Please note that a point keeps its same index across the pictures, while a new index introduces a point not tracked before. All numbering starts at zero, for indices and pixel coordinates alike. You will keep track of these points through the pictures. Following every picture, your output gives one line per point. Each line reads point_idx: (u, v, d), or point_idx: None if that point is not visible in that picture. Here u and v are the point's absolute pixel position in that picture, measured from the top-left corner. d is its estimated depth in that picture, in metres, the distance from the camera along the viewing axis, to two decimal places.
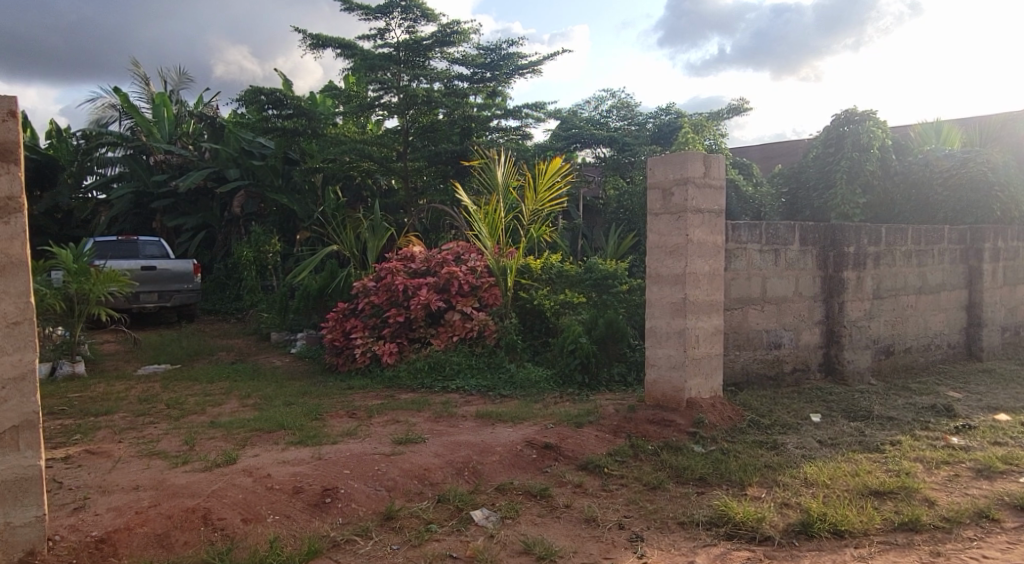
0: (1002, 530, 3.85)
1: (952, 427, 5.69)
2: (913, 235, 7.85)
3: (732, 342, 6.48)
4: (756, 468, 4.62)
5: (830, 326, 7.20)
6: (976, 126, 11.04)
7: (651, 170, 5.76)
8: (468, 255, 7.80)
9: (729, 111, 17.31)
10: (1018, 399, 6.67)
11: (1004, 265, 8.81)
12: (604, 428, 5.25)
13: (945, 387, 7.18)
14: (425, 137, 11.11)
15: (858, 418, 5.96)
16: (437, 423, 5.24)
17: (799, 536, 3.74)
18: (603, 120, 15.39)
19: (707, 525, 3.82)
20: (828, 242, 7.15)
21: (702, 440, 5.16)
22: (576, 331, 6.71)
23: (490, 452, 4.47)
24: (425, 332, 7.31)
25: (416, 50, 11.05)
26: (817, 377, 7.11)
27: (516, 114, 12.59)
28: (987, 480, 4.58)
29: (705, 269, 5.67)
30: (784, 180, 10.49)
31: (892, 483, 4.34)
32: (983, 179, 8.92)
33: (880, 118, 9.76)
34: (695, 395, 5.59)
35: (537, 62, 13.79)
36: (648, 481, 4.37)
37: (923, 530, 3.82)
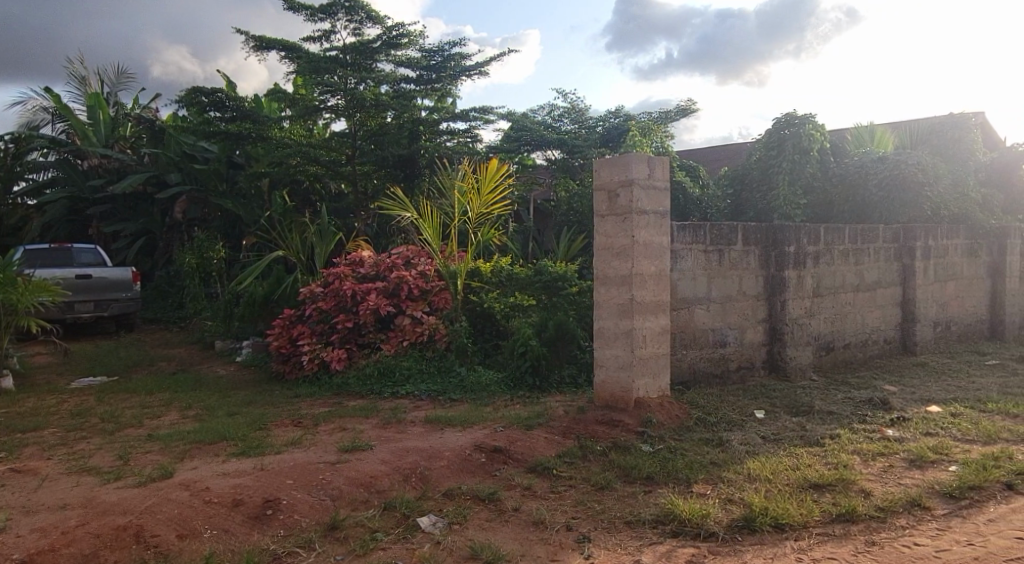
0: (932, 517, 4.01)
1: (888, 419, 5.91)
2: (850, 235, 8.12)
3: (679, 342, 6.60)
4: (701, 466, 4.71)
5: (773, 323, 7.38)
6: (906, 128, 11.51)
7: (596, 172, 5.83)
8: (418, 258, 7.75)
9: (678, 113, 17.66)
10: (950, 391, 6.95)
11: (934, 263, 9.20)
12: (554, 429, 5.28)
13: (882, 381, 7.44)
14: (374, 140, 11.01)
15: (800, 413, 6.13)
16: (385, 430, 5.19)
17: (742, 530, 3.82)
18: (554, 124, 15.56)
19: (653, 523, 3.88)
20: (770, 242, 7.35)
21: (650, 439, 5.23)
22: (526, 334, 6.74)
23: (438, 458, 4.45)
24: (374, 337, 7.22)
25: (364, 52, 11.03)
26: (761, 374, 7.30)
27: (465, 116, 12.59)
28: (919, 469, 4.76)
29: (651, 269, 5.75)
30: (729, 181, 10.52)
31: (831, 475, 4.48)
32: (913, 180, 9.31)
33: (818, 121, 9.99)
34: (643, 395, 5.68)
35: (485, 63, 13.82)
36: (597, 481, 4.41)
37: (859, 520, 3.95)
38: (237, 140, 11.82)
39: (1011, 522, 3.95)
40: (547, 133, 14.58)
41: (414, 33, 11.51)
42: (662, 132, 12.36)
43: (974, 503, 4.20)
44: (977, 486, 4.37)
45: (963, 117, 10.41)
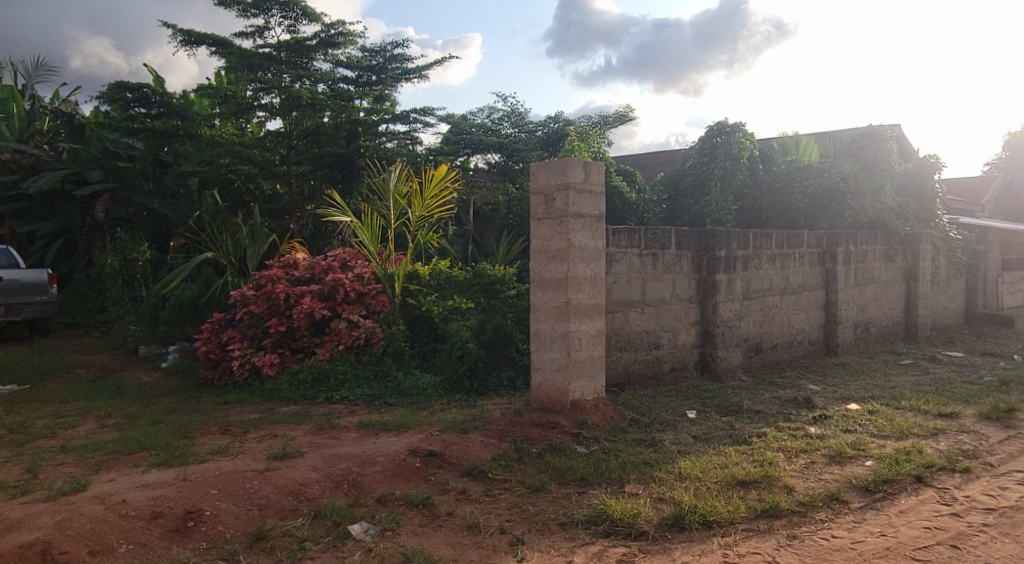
0: (849, 511, 4.19)
1: (811, 417, 6.14)
2: (777, 240, 8.40)
3: (614, 344, 6.71)
4: (634, 466, 4.79)
5: (704, 326, 7.57)
6: (830, 138, 11.99)
7: (533, 176, 5.88)
8: (355, 261, 7.62)
9: (616, 119, 17.94)
10: (868, 389, 7.28)
11: (855, 267, 9.63)
12: (490, 432, 5.28)
13: (806, 381, 7.72)
14: (309, 139, 10.79)
15: (729, 413, 6.30)
16: (317, 436, 5.09)
17: (672, 528, 3.91)
18: (494, 127, 15.59)
19: (586, 524, 3.92)
20: (702, 246, 7.53)
21: (585, 441, 5.29)
22: (464, 337, 6.73)
23: (370, 464, 4.40)
24: (308, 342, 7.08)
25: (299, 50, 10.79)
26: (693, 375, 7.48)
27: (404, 118, 12.48)
28: (839, 465, 4.96)
29: (587, 273, 5.82)
30: (665, 187, 10.67)
31: (756, 472, 4.63)
32: (836, 188, 9.72)
33: (747, 130, 10.28)
34: (579, 397, 5.74)
35: (423, 65, 13.75)
36: (532, 484, 4.44)
37: (782, 515, 4.09)
38: (164, 137, 11.41)
39: (920, 513, 4.16)
40: (486, 136, 14.61)
41: (351, 33, 11.36)
42: (600, 138, 12.51)
43: (887, 496, 4.40)
44: (891, 479, 4.59)
45: (882, 127, 10.91)
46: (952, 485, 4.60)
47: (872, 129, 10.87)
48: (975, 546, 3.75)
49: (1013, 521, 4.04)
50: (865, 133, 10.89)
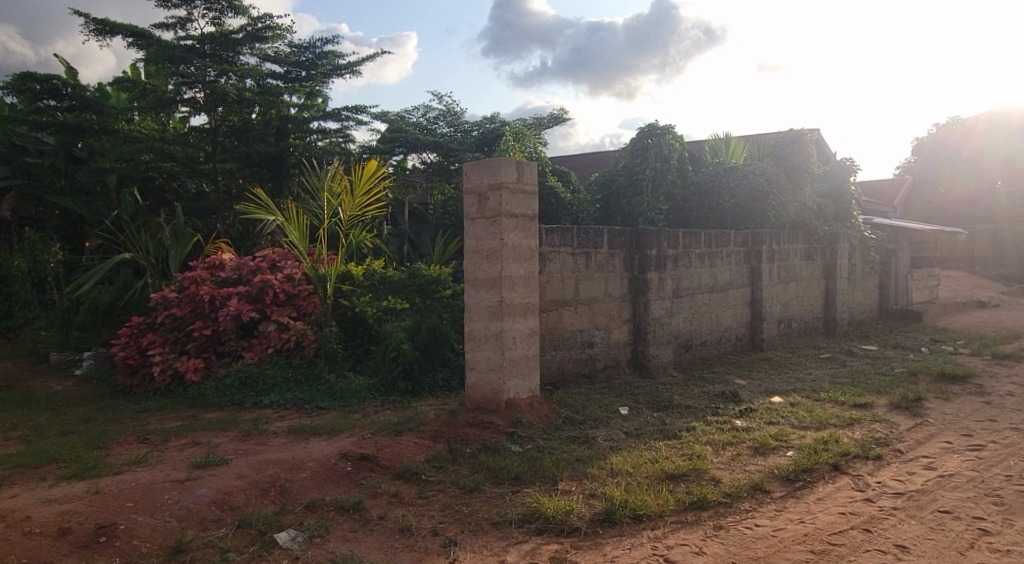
0: (772, 500, 4.35)
1: (737, 410, 6.34)
2: (705, 239, 8.63)
3: (548, 343, 6.77)
4: (567, 463, 4.84)
5: (637, 323, 7.71)
6: (756, 140, 12.34)
7: (467, 175, 5.89)
8: (285, 261, 7.43)
9: (551, 120, 18.08)
10: (791, 383, 7.56)
11: (778, 265, 10.00)
12: (424, 434, 5.24)
13: (734, 376, 7.97)
14: (237, 136, 10.47)
15: (660, 408, 6.44)
16: (244, 443, 4.95)
17: (603, 523, 3.97)
18: (429, 126, 15.50)
19: (519, 523, 3.93)
20: (634, 245, 7.66)
21: (520, 440, 5.31)
22: (398, 338, 6.66)
23: (299, 470, 4.31)
24: (235, 345, 6.87)
25: (224, 44, 10.49)
26: (625, 372, 7.62)
27: (337, 116, 12.25)
28: (763, 456, 5.14)
29: (520, 272, 5.84)
30: (599, 188, 10.70)
31: (685, 466, 4.74)
32: (761, 190, 10.06)
33: (677, 132, 10.50)
34: (514, 396, 5.76)
35: (356, 63, 13.56)
36: (466, 484, 4.43)
37: (709, 507, 4.20)
38: (78, 132, 10.86)
39: (836, 500, 4.35)
40: (421, 135, 14.51)
41: (280, 27, 11.09)
42: (534, 138, 12.57)
43: (807, 484, 4.58)
44: (810, 468, 4.78)
45: (803, 130, 11.33)
46: (866, 471, 4.83)
47: (794, 131, 11.27)
48: (886, 529, 3.94)
49: (920, 503, 4.27)
50: (788, 136, 11.27)
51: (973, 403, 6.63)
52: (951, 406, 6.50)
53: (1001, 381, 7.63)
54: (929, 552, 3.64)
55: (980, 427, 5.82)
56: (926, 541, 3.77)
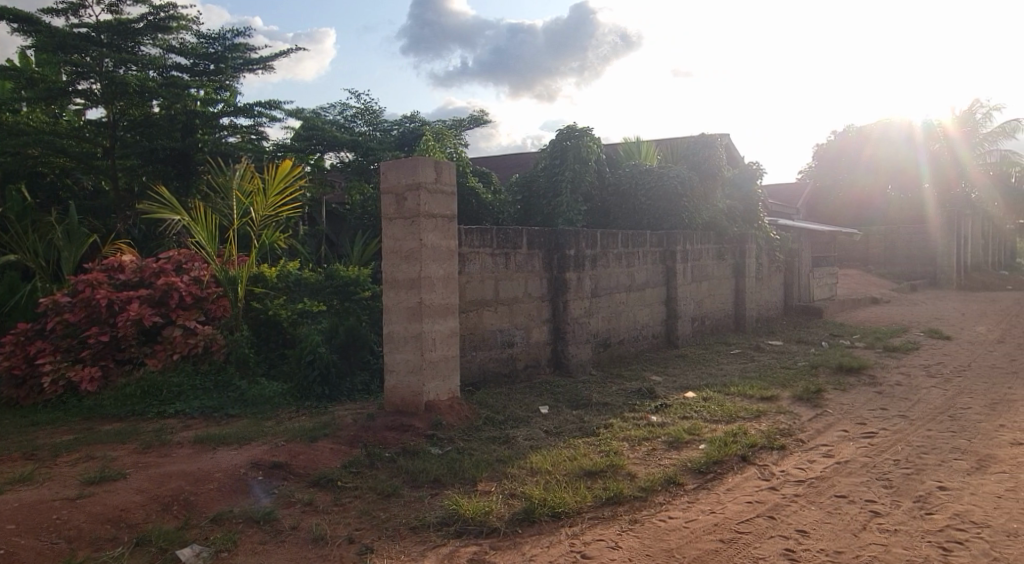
0: (684, 492, 4.46)
1: (653, 406, 6.48)
2: (622, 239, 8.79)
3: (468, 343, 6.74)
4: (487, 464, 4.82)
5: (556, 323, 7.77)
6: (668, 143, 12.66)
7: (383, 175, 5.79)
8: (192, 263, 7.11)
9: (472, 121, 18.05)
10: (703, 378, 7.80)
11: (691, 265, 10.34)
12: (340, 439, 5.11)
13: (650, 372, 8.16)
14: (138, 131, 10.03)
15: (579, 407, 6.51)
16: (144, 455, 4.69)
17: (522, 523, 3.97)
18: (347, 125, 15.21)
19: (437, 526, 3.89)
20: (553, 246, 7.72)
21: (439, 442, 5.25)
22: (314, 341, 6.47)
23: (205, 481, 4.12)
24: (136, 352, 6.51)
25: (123, 33, 9.99)
26: (546, 371, 7.67)
27: (248, 111, 11.84)
28: (676, 450, 5.28)
29: (439, 273, 5.79)
30: (518, 188, 10.62)
31: (602, 462, 4.81)
32: (675, 193, 10.34)
33: (595, 134, 10.63)
34: (433, 398, 5.69)
35: (268, 57, 13.18)
36: (383, 489, 4.34)
37: (625, 501, 4.28)
38: None
39: (745, 490, 4.51)
40: (338, 134, 14.20)
41: (184, 19, 10.67)
42: (453, 137, 12.51)
43: (717, 475, 4.73)
44: (720, 460, 4.93)
45: (713, 135, 11.73)
46: (771, 461, 5.02)
47: (705, 136, 11.65)
48: (788, 515, 4.11)
49: (819, 489, 4.48)
50: (700, 141, 11.62)
51: (866, 393, 7.03)
52: (847, 397, 6.87)
53: (891, 371, 8.12)
54: (827, 535, 3.82)
55: (873, 415, 6.17)
56: (825, 525, 3.95)
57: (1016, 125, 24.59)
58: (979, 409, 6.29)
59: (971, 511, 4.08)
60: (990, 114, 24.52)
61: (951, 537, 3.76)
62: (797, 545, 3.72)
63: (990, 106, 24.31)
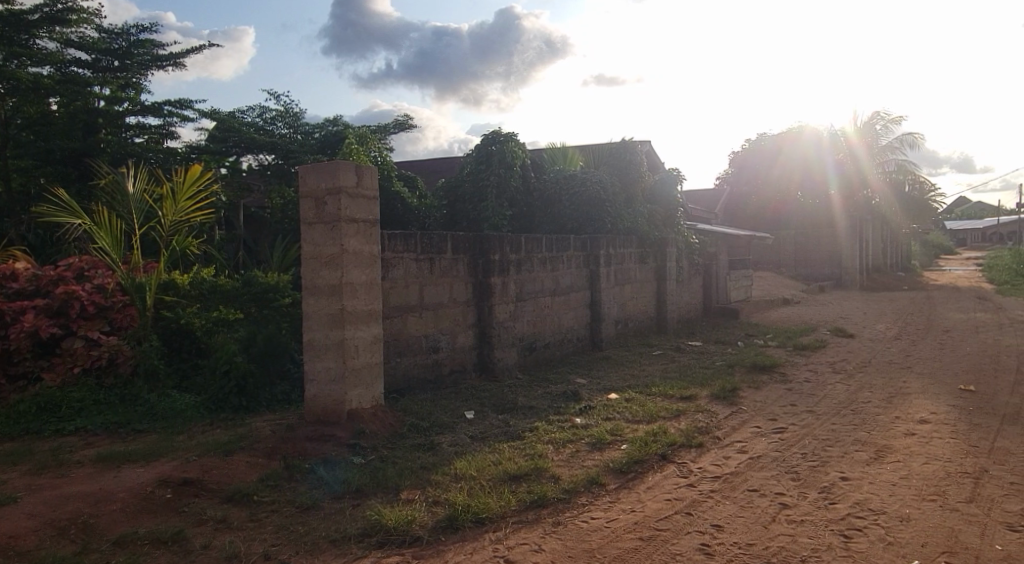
0: (606, 492, 4.53)
1: (577, 409, 6.55)
2: (546, 244, 8.85)
3: (392, 350, 6.66)
4: (411, 471, 4.76)
5: (481, 328, 7.77)
6: (591, 150, 12.83)
7: (302, 179, 5.65)
8: (95, 270, 6.77)
9: (395, 126, 17.86)
10: (626, 380, 7.95)
11: (614, 269, 10.53)
12: (257, 452, 4.94)
13: (575, 375, 8.24)
14: (33, 130, 9.51)
15: (505, 411, 6.51)
16: (39, 477, 4.41)
17: (445, 530, 3.93)
18: (266, 127, 14.64)
19: (358, 538, 3.80)
20: (477, 251, 7.71)
21: (362, 451, 5.15)
22: (230, 350, 6.22)
23: (107, 502, 3.92)
24: (31, 366, 6.12)
25: (17, 25, 9.73)
26: (472, 376, 7.64)
27: (158, 111, 11.35)
28: (599, 451, 5.35)
29: (362, 279, 5.69)
30: (444, 193, 10.49)
31: (526, 466, 4.82)
32: (598, 198, 10.51)
33: (520, 140, 10.62)
34: (356, 406, 5.56)
35: (179, 53, 12.69)
36: (302, 502, 4.22)
37: (548, 504, 4.30)
38: None
39: (664, 487, 4.61)
40: (256, 136, 13.74)
41: (85, 12, 10.44)
42: (377, 141, 12.31)
43: (638, 474, 4.82)
44: (641, 459, 5.04)
45: (633, 142, 11.98)
46: (689, 459, 5.16)
47: (627, 143, 11.88)
48: (704, 510, 4.22)
49: (733, 484, 4.62)
50: (622, 148, 11.86)
51: (777, 390, 7.32)
52: (761, 394, 7.13)
53: (800, 369, 8.49)
54: (739, 528, 3.94)
55: (782, 411, 6.43)
56: (738, 519, 4.08)
57: (912, 137, 26.15)
58: (878, 403, 6.66)
59: (870, 499, 4.29)
60: (889, 126, 25.97)
61: (851, 525, 3.95)
62: (712, 540, 3.82)
63: (889, 119, 25.75)
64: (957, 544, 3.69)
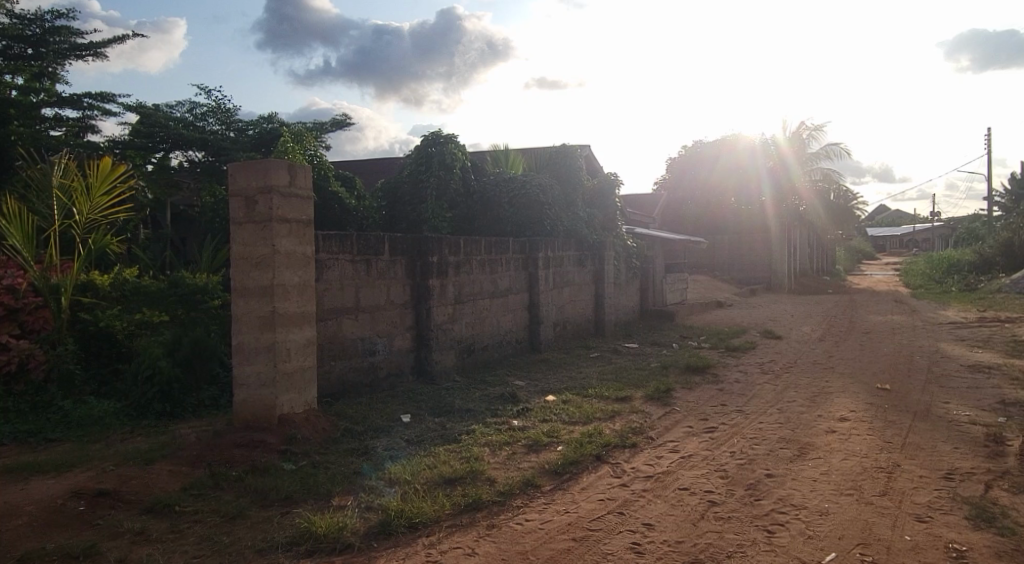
0: (541, 493, 4.53)
1: (514, 411, 6.55)
2: (485, 246, 8.82)
3: (327, 353, 6.51)
4: (344, 477, 4.66)
5: (419, 330, 7.68)
6: (531, 153, 12.83)
7: (231, 177, 5.47)
8: (5, 270, 6.39)
9: (333, 124, 17.53)
10: (563, 381, 8.00)
11: (553, 271, 10.59)
12: (181, 460, 4.75)
13: (513, 377, 8.24)
14: None
15: (442, 414, 6.45)
16: None
17: (377, 536, 3.86)
18: (196, 122, 14.11)
19: (287, 547, 3.70)
20: (415, 252, 7.61)
21: (293, 457, 5.01)
22: (154, 354, 5.92)
23: (13, 517, 3.71)
24: None
25: None
26: (409, 379, 7.55)
27: (76, 103, 10.84)
28: (536, 452, 5.36)
29: (294, 281, 5.54)
30: (383, 194, 10.31)
31: (462, 469, 4.79)
32: (537, 201, 10.55)
33: (460, 142, 10.52)
34: (288, 411, 5.42)
35: (101, 43, 12.17)
36: (227, 511, 4.06)
37: (483, 506, 4.28)
38: None
39: (597, 487, 4.64)
40: (185, 131, 13.24)
41: None
42: (314, 139, 12.01)
43: (573, 476, 4.84)
44: (576, 460, 5.06)
45: (573, 147, 12.07)
46: (623, 459, 5.21)
47: (566, 147, 11.97)
48: (636, 510, 4.26)
49: (665, 483, 4.70)
50: (561, 152, 11.94)
51: (709, 390, 7.49)
52: (693, 395, 7.28)
53: (731, 369, 8.71)
54: (670, 526, 4.00)
55: (714, 411, 6.57)
56: (668, 517, 4.14)
57: (837, 147, 27.23)
58: (803, 401, 6.89)
59: (792, 494, 4.42)
60: (815, 135, 27.01)
61: (774, 520, 4.05)
62: (643, 539, 3.87)
63: (814, 128, 26.82)
64: (870, 536, 3.84)
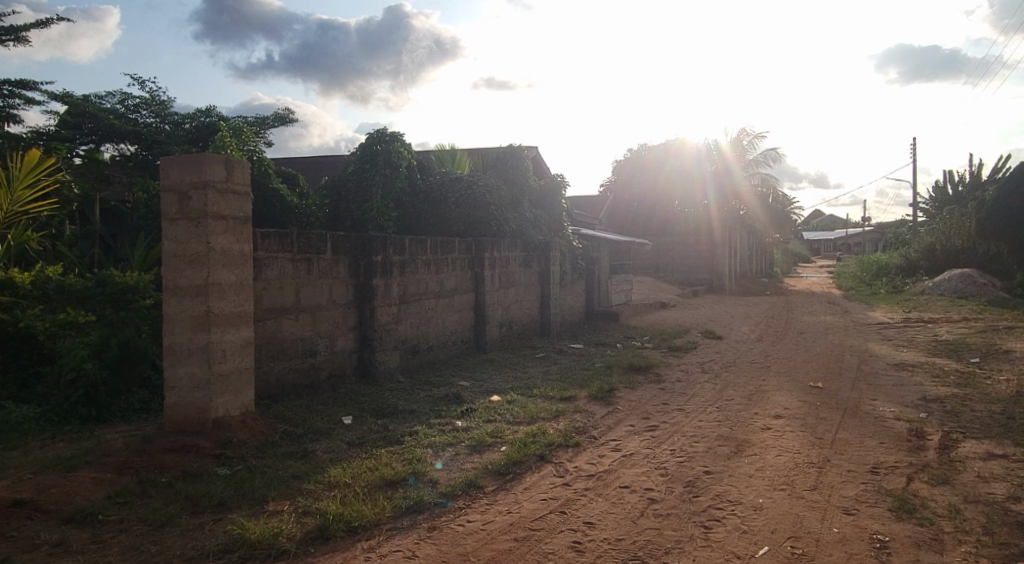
0: (484, 494, 4.49)
1: (458, 411, 6.49)
2: (431, 245, 8.72)
3: (265, 354, 6.33)
4: (281, 481, 4.52)
5: (362, 331, 7.53)
6: (478, 153, 12.77)
7: (164, 171, 5.26)
8: None
9: (275, 119, 17.12)
10: (508, 381, 7.98)
11: (498, 272, 10.57)
12: (106, 466, 4.54)
13: (457, 378, 8.18)
14: None
15: (385, 415, 6.34)
16: None
17: (314, 541, 3.75)
18: (128, 114, 13.57)
19: (218, 554, 3.56)
20: (359, 251, 7.47)
21: (227, 461, 4.85)
22: (78, 356, 5.62)
23: None
24: None
25: None
26: (352, 381, 7.39)
27: None
28: (479, 453, 5.31)
29: (230, 279, 5.36)
30: (327, 192, 10.07)
31: (403, 471, 4.70)
32: (483, 201, 10.50)
33: (406, 141, 10.37)
34: (223, 414, 5.23)
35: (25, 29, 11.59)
36: (155, 519, 3.89)
37: (424, 509, 4.21)
38: None
39: (540, 487, 4.63)
40: (116, 123, 12.72)
41: None
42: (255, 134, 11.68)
43: (516, 476, 4.81)
44: (519, 460, 5.04)
45: (520, 148, 12.05)
46: (566, 458, 5.21)
47: (513, 148, 11.94)
48: (577, 508, 4.26)
49: (606, 481, 4.71)
50: (509, 153, 11.91)
51: (652, 389, 7.57)
52: (636, 394, 7.35)
53: (673, 369, 8.83)
54: (610, 525, 4.00)
55: (656, 410, 6.63)
56: (609, 515, 4.14)
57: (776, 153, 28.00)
58: (742, 400, 7.03)
59: (728, 490, 4.49)
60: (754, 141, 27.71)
61: (711, 516, 4.11)
62: (583, 537, 3.86)
63: (754, 134, 27.50)
64: (801, 529, 3.92)
